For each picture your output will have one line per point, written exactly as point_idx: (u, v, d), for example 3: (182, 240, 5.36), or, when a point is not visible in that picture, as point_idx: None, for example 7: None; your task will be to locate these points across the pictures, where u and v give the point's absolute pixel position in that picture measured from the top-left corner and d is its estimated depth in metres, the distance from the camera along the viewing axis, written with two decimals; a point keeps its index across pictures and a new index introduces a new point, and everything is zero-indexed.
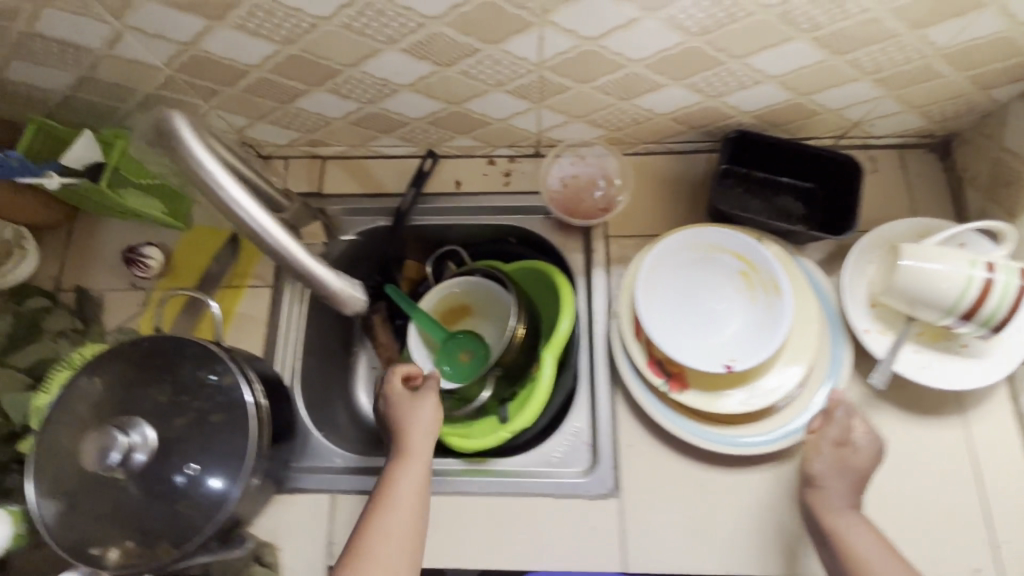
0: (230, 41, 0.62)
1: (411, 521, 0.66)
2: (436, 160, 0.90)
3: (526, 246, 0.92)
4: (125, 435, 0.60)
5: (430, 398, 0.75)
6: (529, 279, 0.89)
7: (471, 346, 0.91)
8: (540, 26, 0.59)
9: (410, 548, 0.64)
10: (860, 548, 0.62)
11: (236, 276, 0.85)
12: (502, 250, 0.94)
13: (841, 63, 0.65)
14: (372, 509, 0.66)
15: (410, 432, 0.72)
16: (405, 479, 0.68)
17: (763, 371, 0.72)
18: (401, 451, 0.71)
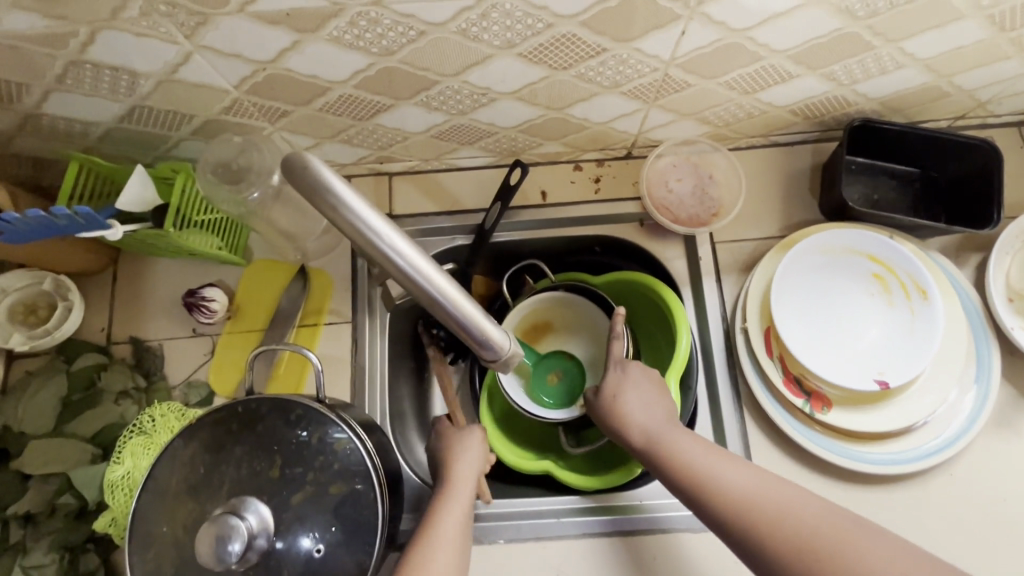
0: (320, 56, 0.53)
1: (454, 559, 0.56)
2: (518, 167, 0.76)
3: (611, 254, 0.84)
4: (242, 519, 0.53)
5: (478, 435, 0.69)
6: (622, 290, 0.81)
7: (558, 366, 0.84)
8: (686, 19, 0.51)
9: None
10: (687, 460, 0.59)
11: (309, 313, 0.77)
12: (584, 258, 0.85)
13: (1001, 41, 0.58)
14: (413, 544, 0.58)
15: (455, 468, 0.65)
16: (448, 514, 0.60)
17: (913, 383, 0.67)
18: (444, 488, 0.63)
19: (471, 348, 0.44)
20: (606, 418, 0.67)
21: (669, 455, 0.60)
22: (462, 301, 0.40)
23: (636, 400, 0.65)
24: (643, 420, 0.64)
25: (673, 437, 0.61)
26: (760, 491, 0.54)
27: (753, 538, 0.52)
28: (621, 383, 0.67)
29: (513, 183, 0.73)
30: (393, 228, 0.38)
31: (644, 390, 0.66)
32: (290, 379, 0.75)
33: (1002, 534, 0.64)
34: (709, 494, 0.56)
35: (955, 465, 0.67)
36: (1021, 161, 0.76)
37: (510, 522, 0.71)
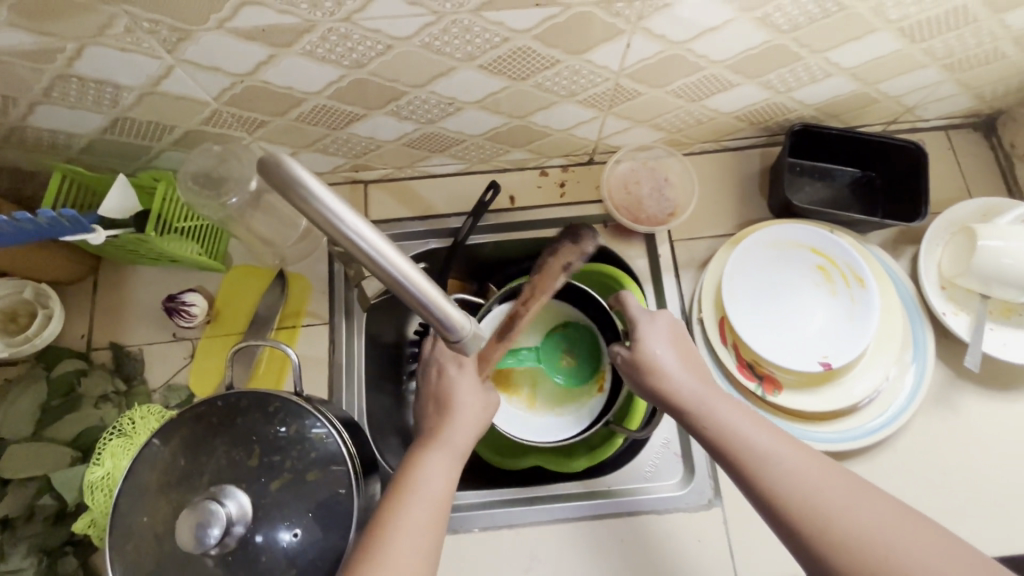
0: (294, 68, 0.57)
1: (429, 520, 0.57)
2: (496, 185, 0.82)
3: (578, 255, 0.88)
4: (222, 505, 0.55)
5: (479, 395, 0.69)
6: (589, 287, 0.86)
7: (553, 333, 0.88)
8: (630, 33, 0.57)
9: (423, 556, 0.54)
10: (739, 429, 0.57)
11: (288, 316, 0.80)
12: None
13: (915, 52, 0.65)
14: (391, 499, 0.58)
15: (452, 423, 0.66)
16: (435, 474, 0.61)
17: (858, 365, 0.72)
18: (434, 441, 0.64)
19: (434, 327, 0.47)
20: (642, 380, 0.65)
21: (721, 428, 0.58)
22: (420, 282, 0.43)
23: (673, 362, 0.64)
24: (686, 385, 0.62)
25: (720, 409, 0.59)
26: (825, 480, 0.52)
27: (815, 528, 0.50)
28: (649, 339, 0.66)
29: (489, 201, 0.80)
30: (352, 213, 0.41)
31: (676, 352, 0.65)
32: (270, 378, 0.77)
33: (942, 503, 0.69)
34: (767, 478, 0.54)
35: (896, 442, 0.72)
36: (948, 162, 0.83)
37: (484, 511, 0.73)
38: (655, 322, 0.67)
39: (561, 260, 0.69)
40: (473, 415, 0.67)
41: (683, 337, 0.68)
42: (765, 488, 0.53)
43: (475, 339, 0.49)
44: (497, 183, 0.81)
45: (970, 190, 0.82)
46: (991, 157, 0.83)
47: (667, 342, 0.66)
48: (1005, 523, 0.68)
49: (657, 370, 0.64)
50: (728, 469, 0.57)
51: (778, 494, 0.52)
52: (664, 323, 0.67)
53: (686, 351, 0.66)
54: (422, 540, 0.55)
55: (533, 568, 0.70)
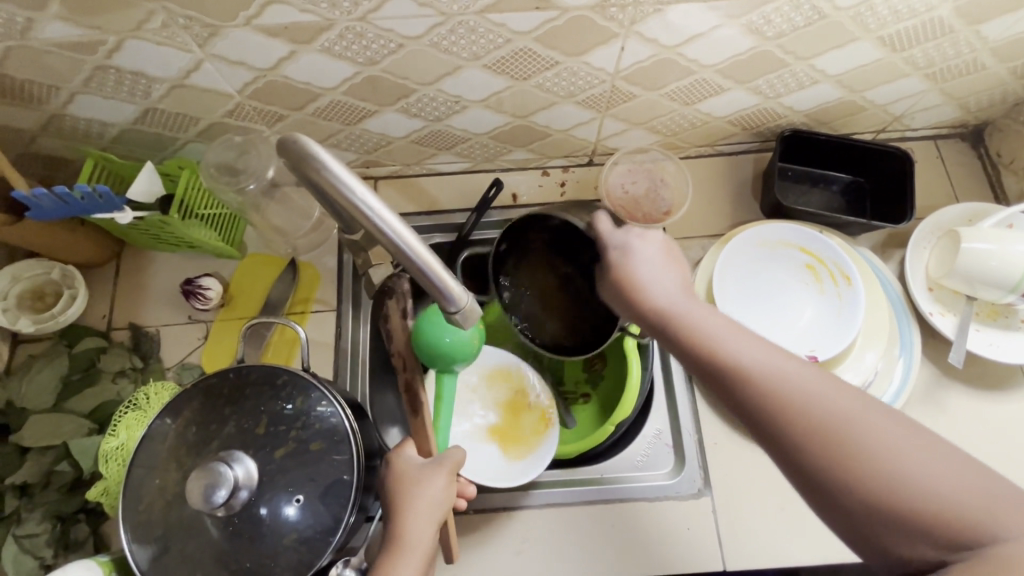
0: (313, 64, 0.62)
1: None
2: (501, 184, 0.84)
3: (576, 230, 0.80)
4: (231, 468, 0.58)
5: (438, 478, 0.61)
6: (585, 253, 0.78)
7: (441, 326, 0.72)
8: (624, 37, 0.60)
9: None
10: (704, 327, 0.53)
11: (298, 302, 0.84)
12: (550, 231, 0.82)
13: (897, 60, 0.68)
14: None
15: (406, 520, 0.58)
16: None
17: (845, 361, 0.74)
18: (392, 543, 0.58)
19: (435, 297, 0.50)
20: (622, 297, 0.62)
21: (688, 328, 0.53)
22: (421, 250, 0.46)
23: (650, 273, 0.61)
24: (658, 292, 0.59)
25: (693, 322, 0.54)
26: (807, 385, 0.45)
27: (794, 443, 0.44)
28: (630, 258, 0.64)
29: (492, 198, 0.83)
30: (363, 183, 0.44)
31: (655, 267, 0.62)
32: (279, 359, 0.81)
33: None
34: (732, 374, 0.48)
35: None
36: (935, 170, 0.86)
37: (479, 494, 0.75)
38: (634, 251, 0.64)
39: (393, 313, 0.73)
40: (431, 506, 0.59)
41: (669, 251, 0.65)
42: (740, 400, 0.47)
43: (471, 312, 0.52)
44: (501, 181, 0.85)
45: (958, 197, 0.84)
46: (978, 166, 0.86)
47: (650, 263, 0.63)
48: None
49: (639, 289, 0.61)
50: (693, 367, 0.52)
51: (752, 403, 0.47)
52: (642, 248, 0.64)
53: (669, 267, 0.62)
54: None
55: (524, 550, 0.72)
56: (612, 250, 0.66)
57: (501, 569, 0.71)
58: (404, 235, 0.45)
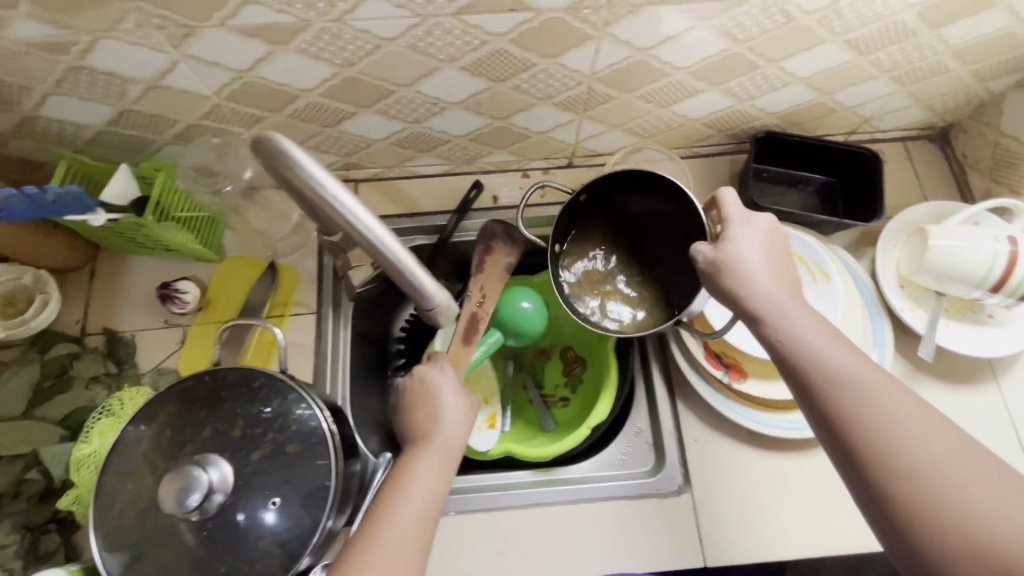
0: (290, 65, 0.62)
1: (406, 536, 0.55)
2: (481, 186, 0.86)
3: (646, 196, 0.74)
4: (205, 472, 0.57)
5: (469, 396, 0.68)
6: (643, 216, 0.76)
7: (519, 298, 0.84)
8: (598, 39, 0.61)
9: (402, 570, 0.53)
10: (802, 338, 0.56)
11: (277, 305, 0.83)
12: (631, 184, 0.73)
13: (863, 63, 0.70)
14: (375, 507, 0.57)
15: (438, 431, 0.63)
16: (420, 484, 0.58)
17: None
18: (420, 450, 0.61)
19: (410, 294, 0.51)
20: (719, 281, 0.61)
21: (788, 335, 0.56)
22: (393, 247, 0.47)
23: (758, 266, 0.60)
24: (764, 288, 0.59)
25: (795, 338, 0.56)
26: (895, 417, 0.50)
27: (880, 480, 0.49)
28: (741, 238, 0.61)
29: (472, 199, 0.85)
30: (334, 179, 0.45)
31: (763, 258, 0.61)
32: (258, 362, 0.80)
33: None
34: (825, 387, 0.53)
35: None
36: (904, 170, 0.88)
37: (460, 496, 0.75)
38: (738, 240, 0.62)
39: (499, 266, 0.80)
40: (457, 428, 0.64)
41: (773, 246, 0.62)
42: (834, 425, 0.52)
43: (448, 310, 0.53)
44: (481, 183, 0.86)
45: (926, 196, 0.87)
46: (945, 166, 0.88)
47: (755, 259, 0.61)
48: None
49: (741, 284, 0.59)
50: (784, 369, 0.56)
51: (845, 431, 0.51)
52: (750, 242, 0.62)
53: (776, 266, 0.61)
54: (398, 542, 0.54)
55: (507, 551, 0.72)
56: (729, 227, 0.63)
57: (482, 570, 0.71)
58: (375, 231, 0.46)
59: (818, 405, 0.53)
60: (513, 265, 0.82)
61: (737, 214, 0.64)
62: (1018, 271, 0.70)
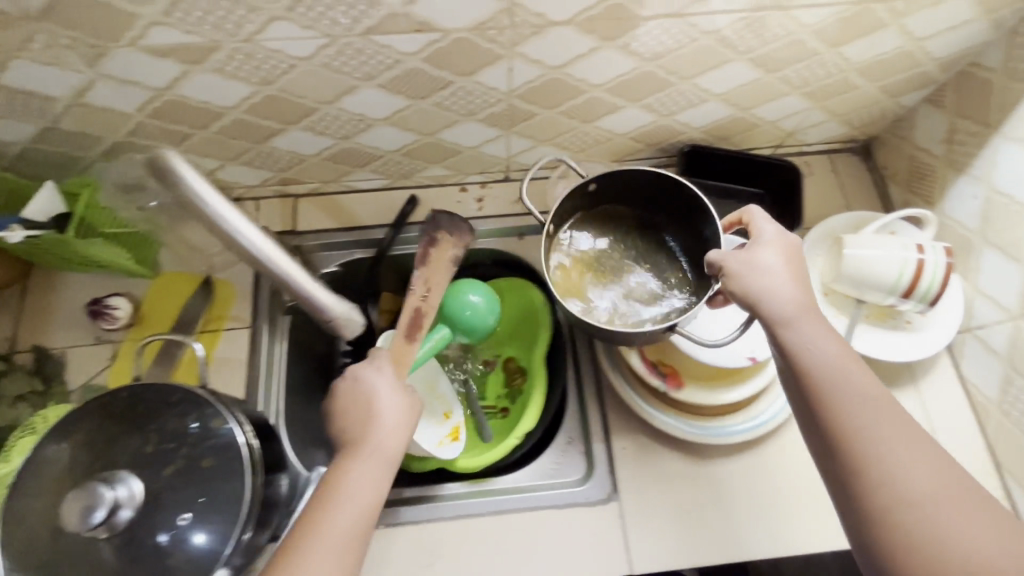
0: (207, 84, 0.63)
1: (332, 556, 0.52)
2: (418, 202, 0.89)
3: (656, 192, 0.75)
4: (111, 489, 0.57)
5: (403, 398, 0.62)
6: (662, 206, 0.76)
7: (466, 288, 0.81)
8: (509, 58, 0.63)
9: None
10: (815, 353, 0.55)
11: (211, 320, 0.83)
12: (637, 182, 0.74)
13: (773, 80, 0.73)
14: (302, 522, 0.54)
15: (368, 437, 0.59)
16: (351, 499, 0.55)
17: (756, 368, 0.77)
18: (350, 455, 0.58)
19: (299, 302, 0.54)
20: (738, 287, 0.60)
21: (800, 349, 0.55)
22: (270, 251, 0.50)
23: (780, 277, 0.59)
24: (786, 298, 0.57)
25: (813, 350, 0.55)
26: (896, 444, 0.50)
27: (874, 503, 0.49)
28: (763, 249, 0.60)
29: (409, 214, 0.87)
30: (212, 189, 0.48)
31: (785, 271, 0.59)
32: (190, 377, 0.80)
33: (813, 494, 0.74)
34: (831, 401, 0.52)
35: (778, 435, 0.77)
36: (829, 181, 0.91)
37: (391, 509, 0.75)
38: (762, 247, 0.61)
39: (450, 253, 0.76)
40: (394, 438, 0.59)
41: (799, 259, 0.61)
42: (836, 438, 0.52)
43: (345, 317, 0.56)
44: (418, 198, 0.88)
45: (850, 206, 0.90)
46: (868, 178, 0.91)
47: (778, 266, 0.59)
48: None
49: (761, 290, 0.58)
50: (793, 379, 0.55)
51: (844, 445, 0.51)
52: (777, 249, 0.60)
53: (802, 276, 0.60)
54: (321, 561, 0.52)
55: (435, 563, 0.72)
56: (760, 236, 0.62)
57: None
58: (251, 236, 0.49)
59: (819, 419, 0.53)
60: (459, 256, 0.77)
61: (768, 225, 0.63)
62: (926, 278, 0.73)
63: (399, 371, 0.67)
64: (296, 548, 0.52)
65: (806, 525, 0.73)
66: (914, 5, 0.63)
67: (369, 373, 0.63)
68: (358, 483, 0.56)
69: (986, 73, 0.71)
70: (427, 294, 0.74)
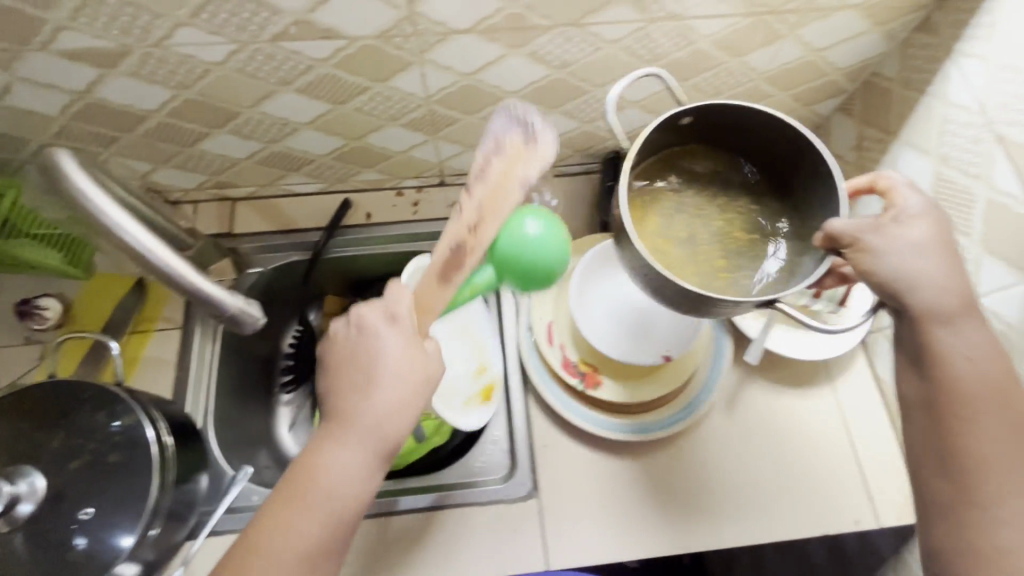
0: (126, 87, 0.65)
1: (311, 526, 0.52)
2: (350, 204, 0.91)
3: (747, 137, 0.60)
4: (12, 484, 0.59)
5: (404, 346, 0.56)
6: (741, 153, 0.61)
7: (529, 215, 0.60)
8: (419, 64, 0.66)
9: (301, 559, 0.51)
10: (956, 376, 0.52)
11: (142, 320, 0.84)
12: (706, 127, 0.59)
13: (685, 88, 0.76)
14: (287, 481, 0.53)
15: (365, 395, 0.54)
16: (331, 467, 0.53)
17: (670, 368, 0.80)
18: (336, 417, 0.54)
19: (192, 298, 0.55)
20: (876, 279, 0.53)
21: (948, 369, 0.53)
22: (156, 249, 0.50)
23: (936, 276, 0.52)
24: (955, 307, 0.53)
25: (960, 362, 0.52)
26: (1007, 484, 0.50)
27: (976, 531, 0.50)
28: (908, 229, 0.53)
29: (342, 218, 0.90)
30: (95, 186, 0.49)
31: (941, 270, 0.52)
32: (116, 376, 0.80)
33: (729, 490, 0.76)
34: (970, 426, 0.52)
35: (697, 433, 0.79)
36: None
37: None
38: (909, 224, 0.53)
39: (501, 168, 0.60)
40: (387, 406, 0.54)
41: (946, 237, 0.54)
42: (954, 461, 0.52)
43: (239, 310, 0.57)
44: (350, 202, 0.91)
45: None
46: None
47: (928, 248, 0.53)
48: (785, 510, 0.75)
49: (908, 279, 0.52)
50: (927, 393, 0.54)
51: (967, 472, 0.51)
52: (927, 229, 0.53)
53: (955, 262, 0.53)
54: (303, 531, 0.51)
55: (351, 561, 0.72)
56: (905, 216, 0.54)
57: None
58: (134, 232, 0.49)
59: (941, 438, 0.53)
60: (530, 177, 0.60)
61: (913, 195, 0.55)
62: None
63: (422, 320, 0.59)
64: (275, 512, 0.52)
65: (719, 520, 0.75)
66: (807, 17, 0.66)
67: (379, 326, 0.56)
68: (349, 465, 0.53)
69: (886, 83, 0.75)
70: (475, 224, 0.59)
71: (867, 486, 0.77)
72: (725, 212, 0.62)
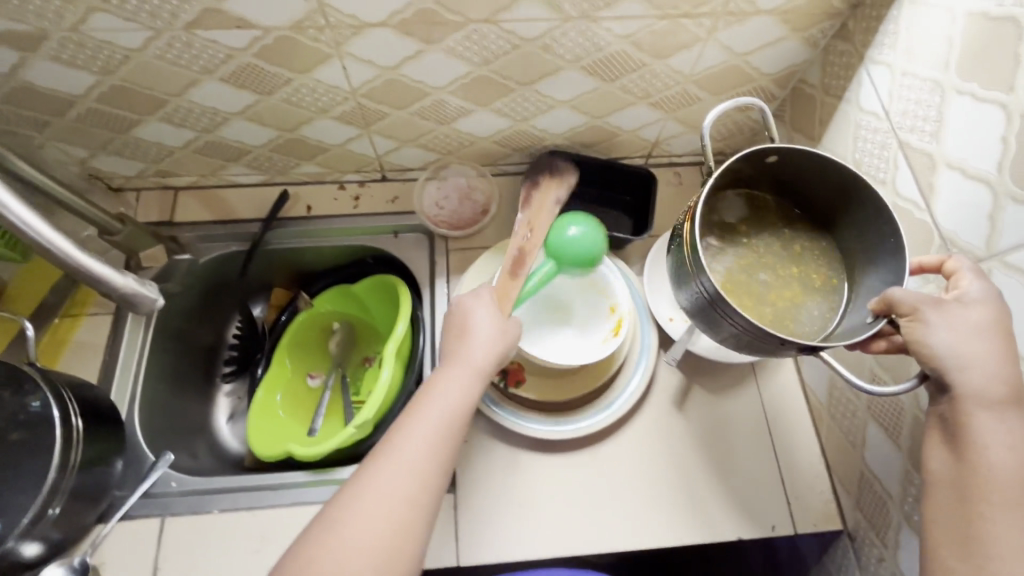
0: (50, 71, 0.66)
1: (403, 479, 0.54)
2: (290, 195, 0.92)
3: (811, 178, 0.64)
4: None
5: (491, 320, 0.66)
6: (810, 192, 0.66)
7: (569, 223, 0.74)
8: (338, 57, 0.67)
9: (389, 510, 0.53)
10: (990, 460, 0.46)
11: (74, 305, 0.85)
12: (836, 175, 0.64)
13: (613, 89, 0.77)
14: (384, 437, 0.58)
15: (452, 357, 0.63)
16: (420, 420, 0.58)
17: (593, 370, 0.81)
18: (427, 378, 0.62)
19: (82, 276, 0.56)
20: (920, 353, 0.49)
21: (980, 448, 0.46)
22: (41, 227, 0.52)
23: (984, 361, 0.47)
24: (998, 392, 0.47)
25: (997, 449, 0.46)
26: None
27: None
28: (966, 313, 0.48)
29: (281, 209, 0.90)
30: None
31: (992, 358, 0.47)
32: (44, 359, 0.81)
33: (647, 492, 0.76)
34: (989, 511, 0.45)
35: (619, 434, 0.79)
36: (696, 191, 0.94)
37: (226, 494, 0.75)
38: (970, 306, 0.48)
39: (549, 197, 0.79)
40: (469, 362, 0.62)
41: (1008, 331, 0.48)
42: (966, 545, 0.46)
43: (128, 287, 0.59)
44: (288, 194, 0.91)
45: None
46: None
47: (985, 333, 0.48)
48: (701, 512, 0.75)
49: (959, 360, 0.47)
50: (954, 471, 0.48)
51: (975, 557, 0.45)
52: (986, 316, 0.48)
53: (1013, 352, 0.48)
54: (396, 483, 0.54)
55: (262, 549, 0.72)
56: (965, 296, 0.49)
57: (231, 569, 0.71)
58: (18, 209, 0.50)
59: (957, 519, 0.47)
60: (562, 200, 0.80)
61: (979, 282, 0.49)
62: None
63: (501, 305, 0.69)
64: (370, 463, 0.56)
65: (636, 521, 0.74)
66: (723, 21, 0.67)
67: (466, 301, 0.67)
68: (450, 387, 0.60)
69: (811, 89, 0.75)
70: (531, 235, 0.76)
71: (787, 491, 0.76)
72: (799, 252, 0.67)
